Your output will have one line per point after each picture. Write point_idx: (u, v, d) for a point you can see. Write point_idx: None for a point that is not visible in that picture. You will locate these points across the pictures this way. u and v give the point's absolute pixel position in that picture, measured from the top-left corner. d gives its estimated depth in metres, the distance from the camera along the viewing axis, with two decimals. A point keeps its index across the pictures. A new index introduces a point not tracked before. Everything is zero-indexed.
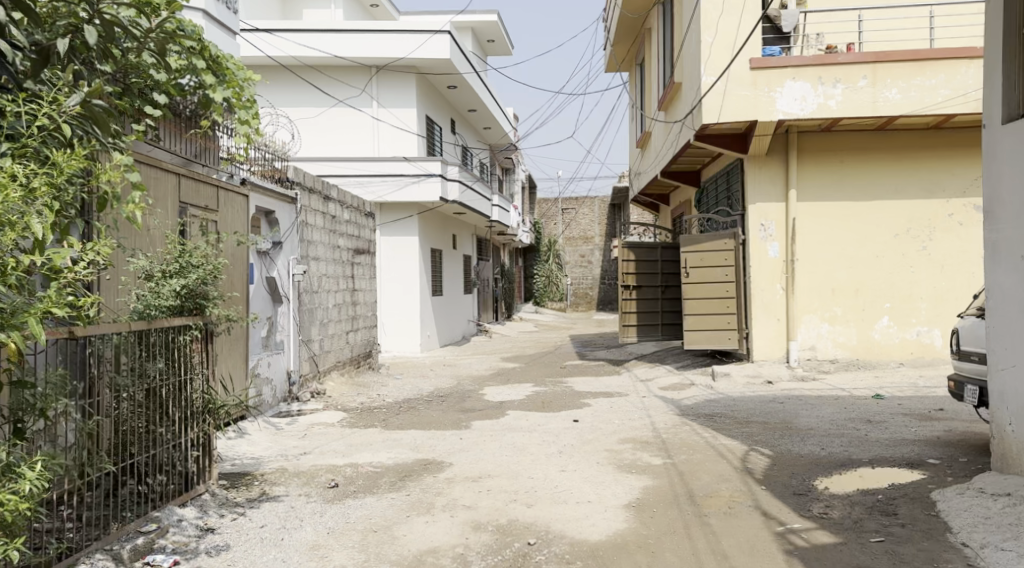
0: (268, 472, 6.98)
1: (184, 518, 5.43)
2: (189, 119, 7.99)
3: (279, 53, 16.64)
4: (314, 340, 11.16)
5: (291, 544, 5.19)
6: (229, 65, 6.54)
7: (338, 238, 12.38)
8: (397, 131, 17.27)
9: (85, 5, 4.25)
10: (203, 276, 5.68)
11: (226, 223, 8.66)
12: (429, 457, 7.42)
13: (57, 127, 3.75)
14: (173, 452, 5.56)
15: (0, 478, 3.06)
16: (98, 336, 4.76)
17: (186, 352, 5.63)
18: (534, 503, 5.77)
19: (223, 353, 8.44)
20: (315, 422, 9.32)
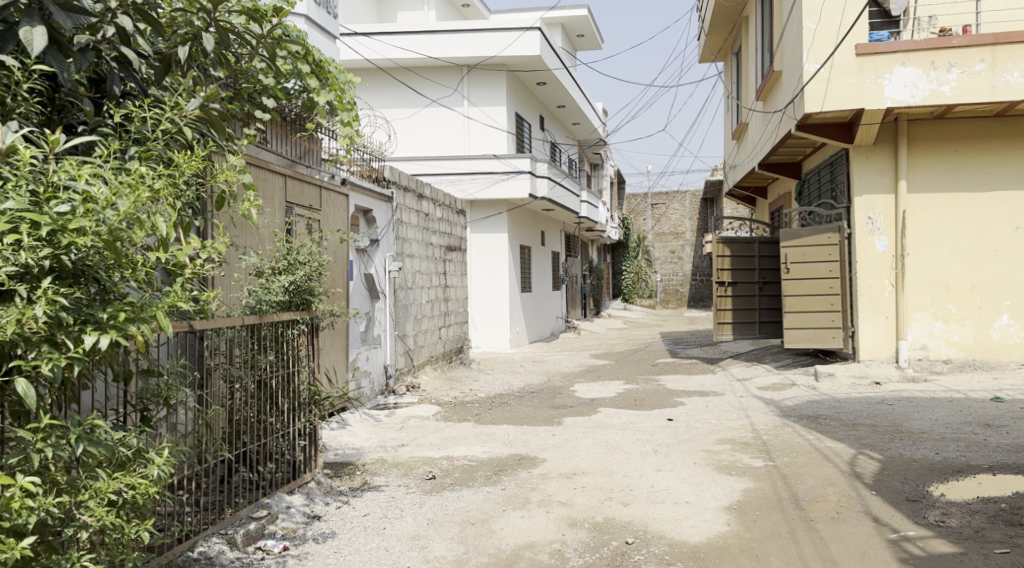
0: (367, 463, 7.16)
1: (292, 505, 5.66)
2: (294, 121, 8.28)
3: (375, 56, 17.04)
4: (409, 335, 11.40)
5: (394, 533, 5.32)
6: (330, 68, 6.73)
7: (432, 235, 12.61)
8: (488, 129, 17.41)
9: (201, 14, 4.48)
10: (309, 273, 5.90)
11: (328, 222, 8.94)
12: (523, 453, 7.47)
13: (179, 131, 3.94)
14: (282, 441, 5.80)
15: (131, 462, 3.21)
16: (214, 330, 4.95)
17: (294, 345, 5.87)
18: (631, 502, 5.74)
19: (326, 347, 8.73)
20: (412, 415, 9.51)
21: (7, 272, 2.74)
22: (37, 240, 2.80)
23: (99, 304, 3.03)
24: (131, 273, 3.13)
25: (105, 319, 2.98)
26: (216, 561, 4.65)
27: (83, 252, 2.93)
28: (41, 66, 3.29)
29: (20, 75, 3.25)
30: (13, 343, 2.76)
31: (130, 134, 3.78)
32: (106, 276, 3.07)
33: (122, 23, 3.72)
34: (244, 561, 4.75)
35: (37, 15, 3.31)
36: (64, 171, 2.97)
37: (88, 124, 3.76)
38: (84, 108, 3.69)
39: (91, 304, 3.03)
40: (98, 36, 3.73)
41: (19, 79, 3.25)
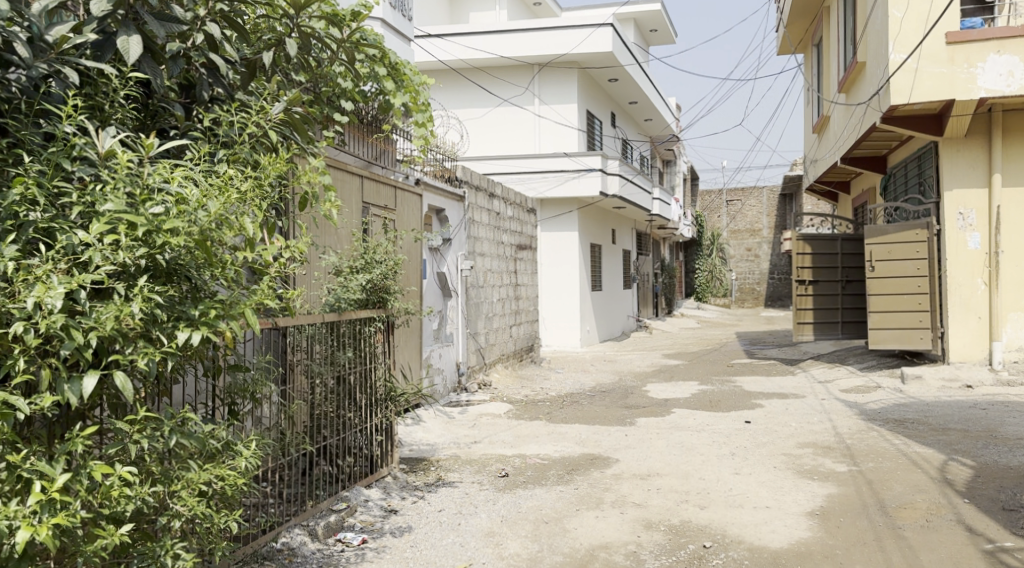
0: (441, 459, 7.24)
1: (370, 499, 5.77)
2: (371, 123, 8.44)
3: (448, 57, 17.22)
4: (481, 333, 11.48)
5: (468, 529, 5.37)
6: (406, 71, 6.84)
7: (503, 234, 12.67)
8: (559, 126, 17.34)
9: (285, 19, 4.60)
10: (385, 271, 5.97)
11: (403, 221, 9.06)
12: (596, 453, 7.43)
13: (264, 134, 4.07)
14: (360, 436, 5.93)
15: (221, 454, 3.34)
16: (296, 327, 5.07)
17: (371, 342, 5.99)
18: (708, 505, 5.66)
19: (402, 345, 8.88)
20: (484, 412, 9.57)
21: (107, 270, 2.84)
22: (134, 240, 2.91)
23: (191, 301, 3.15)
24: (220, 272, 3.25)
25: (197, 316, 3.09)
26: (299, 552, 4.78)
27: (176, 252, 3.03)
28: (136, 73, 3.42)
29: (117, 82, 3.39)
30: (112, 338, 2.86)
31: (220, 137, 3.91)
32: (197, 274, 3.18)
33: (211, 30, 3.85)
34: (325, 553, 4.86)
35: (132, 23, 3.45)
36: (158, 174, 3.08)
37: (179, 128, 3.90)
38: (176, 113, 3.83)
39: (184, 302, 3.14)
40: (188, 44, 3.87)
41: (117, 87, 3.39)
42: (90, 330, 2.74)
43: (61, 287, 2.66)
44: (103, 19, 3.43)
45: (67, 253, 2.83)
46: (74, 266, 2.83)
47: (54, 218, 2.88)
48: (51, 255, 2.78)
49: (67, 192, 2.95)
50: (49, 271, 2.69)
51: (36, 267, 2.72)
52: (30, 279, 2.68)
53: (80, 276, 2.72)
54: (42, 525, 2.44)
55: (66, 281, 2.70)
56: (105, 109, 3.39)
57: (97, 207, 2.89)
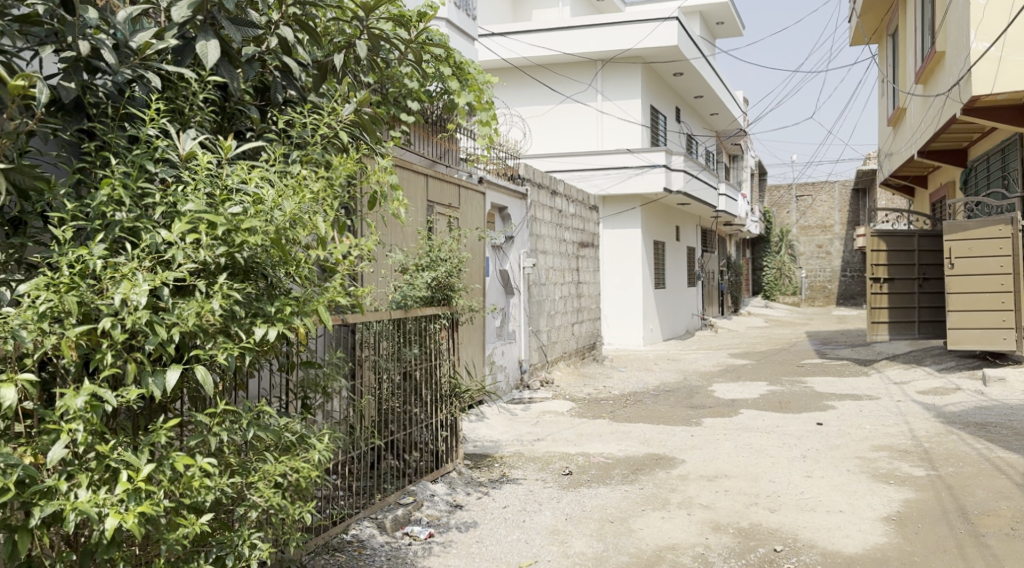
0: (505, 456, 7.28)
1: (436, 494, 5.83)
2: (436, 122, 8.54)
3: (511, 54, 17.29)
4: (542, 331, 11.49)
5: (533, 526, 5.39)
6: (470, 70, 6.86)
7: (565, 232, 12.66)
8: (623, 123, 17.19)
9: (355, 22, 4.68)
10: (450, 269, 6.01)
11: (467, 219, 9.12)
12: (661, 453, 7.37)
13: (335, 135, 4.16)
14: (426, 432, 6.01)
15: (296, 447, 3.43)
16: (364, 323, 5.16)
17: (436, 339, 6.06)
18: (778, 509, 5.56)
19: (467, 342, 8.96)
20: (547, 410, 9.59)
21: (188, 268, 2.94)
22: (214, 239, 3.00)
23: (267, 299, 3.24)
24: (295, 270, 3.33)
25: (273, 312, 3.18)
26: (367, 544, 4.87)
27: (254, 250, 3.13)
28: (214, 77, 3.52)
29: (197, 86, 3.49)
30: (193, 334, 2.95)
31: (293, 138, 4.00)
32: (273, 272, 3.27)
33: (285, 33, 3.93)
34: (393, 545, 4.94)
35: (211, 28, 3.54)
36: (236, 175, 3.18)
37: (255, 130, 4.01)
38: (251, 115, 3.93)
39: (260, 299, 3.23)
40: (263, 47, 3.96)
41: (197, 90, 3.50)
42: (172, 326, 2.82)
43: (147, 284, 2.75)
44: (183, 24, 3.54)
45: (151, 251, 2.92)
46: (158, 264, 2.92)
47: (138, 217, 2.99)
48: (137, 253, 2.87)
49: (151, 193, 3.06)
50: (135, 269, 2.78)
51: (123, 264, 2.82)
52: (117, 277, 2.77)
53: (164, 274, 2.80)
54: (128, 513, 2.54)
55: (150, 279, 2.78)
56: (185, 112, 3.50)
57: (179, 207, 2.99)
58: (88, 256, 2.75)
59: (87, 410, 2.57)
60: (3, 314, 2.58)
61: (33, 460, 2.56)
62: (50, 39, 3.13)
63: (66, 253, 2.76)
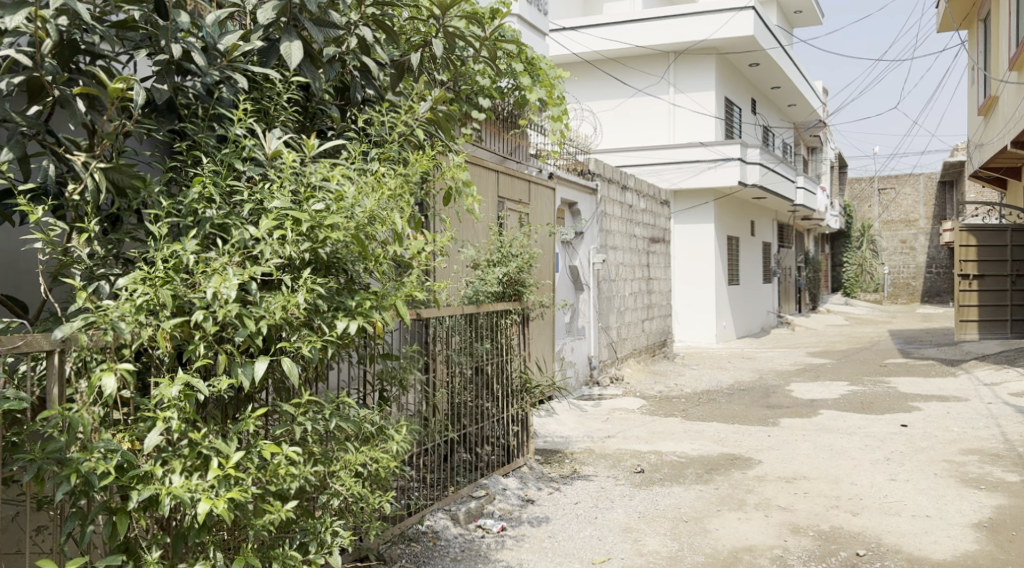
0: (575, 452, 7.28)
1: (508, 488, 5.88)
2: (507, 118, 8.57)
3: (582, 49, 17.29)
4: (612, 327, 11.43)
5: (606, 523, 5.38)
6: (542, 65, 6.87)
7: (636, 227, 12.56)
8: (696, 115, 16.88)
9: (431, 21, 4.72)
10: (522, 265, 6.03)
11: (538, 214, 9.12)
12: (736, 453, 7.26)
13: (412, 132, 4.23)
14: (497, 426, 6.07)
15: (375, 438, 3.54)
16: (437, 318, 5.22)
17: (508, 334, 6.11)
18: (860, 512, 5.42)
19: (537, 338, 8.98)
20: (617, 407, 9.54)
21: (275, 263, 3.03)
22: (299, 235, 3.09)
23: (348, 294, 3.32)
24: (375, 265, 3.40)
25: (354, 306, 3.26)
26: (442, 535, 4.94)
27: (336, 246, 3.21)
28: (298, 77, 3.62)
29: (282, 86, 3.59)
30: (279, 326, 3.04)
31: (372, 137, 4.09)
32: (353, 267, 3.34)
33: (364, 33, 3.98)
34: (467, 537, 5.00)
35: (295, 30, 3.62)
36: (319, 172, 3.26)
37: (335, 129, 4.10)
38: (332, 114, 4.02)
39: (341, 294, 3.32)
40: (344, 48, 4.01)
41: (281, 90, 3.59)
42: (261, 319, 2.92)
43: (238, 278, 2.84)
44: (269, 27, 3.64)
45: (241, 247, 3.03)
46: (246, 259, 3.02)
47: (228, 214, 3.11)
48: (227, 249, 2.98)
49: (239, 190, 3.18)
50: (226, 263, 2.87)
51: (214, 260, 2.92)
52: (209, 271, 2.87)
53: (252, 268, 2.90)
54: (219, 498, 2.63)
55: (240, 273, 2.88)
56: (270, 112, 3.61)
57: (266, 204, 3.09)
58: (181, 251, 2.86)
59: (181, 399, 2.69)
60: (104, 305, 2.68)
61: (130, 446, 2.70)
62: (144, 43, 3.28)
63: (161, 248, 2.87)
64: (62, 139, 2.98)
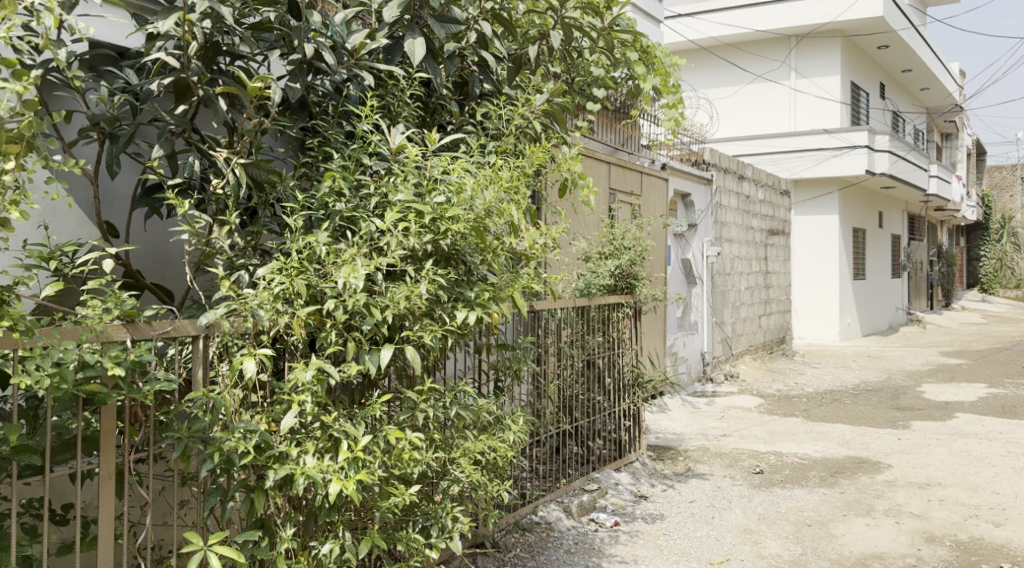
0: (689, 449, 7.16)
1: (620, 483, 5.85)
2: (619, 109, 8.47)
3: (698, 35, 16.99)
4: (727, 323, 11.17)
5: (723, 524, 5.27)
6: (657, 53, 6.74)
7: (753, 219, 12.22)
8: (819, 101, 16.20)
9: (548, 13, 4.72)
10: (634, 258, 5.95)
11: (651, 206, 9.01)
12: (863, 456, 6.97)
13: (529, 125, 4.26)
14: (610, 420, 6.05)
15: (493, 428, 3.61)
16: (548, 311, 5.22)
17: (619, 327, 6.07)
18: (1002, 523, 5.12)
19: (649, 332, 8.88)
20: (733, 405, 9.33)
21: (400, 254, 3.12)
22: (422, 227, 3.16)
23: (466, 285, 3.39)
24: (492, 257, 3.45)
25: (472, 297, 3.33)
26: (555, 526, 4.97)
27: (455, 238, 3.27)
28: (421, 73, 3.70)
29: (405, 83, 3.66)
30: (403, 316, 3.11)
31: (489, 131, 4.15)
32: (472, 258, 3.40)
33: (483, 28, 4.01)
34: (580, 530, 5.01)
35: (417, 27, 3.69)
36: (440, 166, 3.31)
37: (454, 123, 4.17)
38: (452, 109, 4.10)
39: (460, 285, 3.39)
40: (463, 43, 4.07)
41: (405, 86, 3.67)
42: (386, 308, 3.01)
43: (366, 269, 2.93)
44: (393, 25, 3.72)
45: (367, 239, 3.13)
46: (373, 251, 3.12)
47: (356, 207, 3.21)
48: (355, 241, 3.08)
49: (366, 184, 3.29)
50: (355, 254, 2.96)
51: (344, 251, 3.02)
52: (339, 262, 2.97)
53: (379, 259, 2.99)
54: (349, 479, 2.74)
55: (368, 264, 2.97)
56: (394, 108, 3.71)
57: (391, 197, 3.18)
58: (315, 242, 2.98)
59: (314, 383, 2.80)
60: (244, 294, 2.83)
61: (267, 427, 2.85)
62: (278, 43, 3.45)
63: (296, 240, 2.99)
64: (205, 136, 3.16)
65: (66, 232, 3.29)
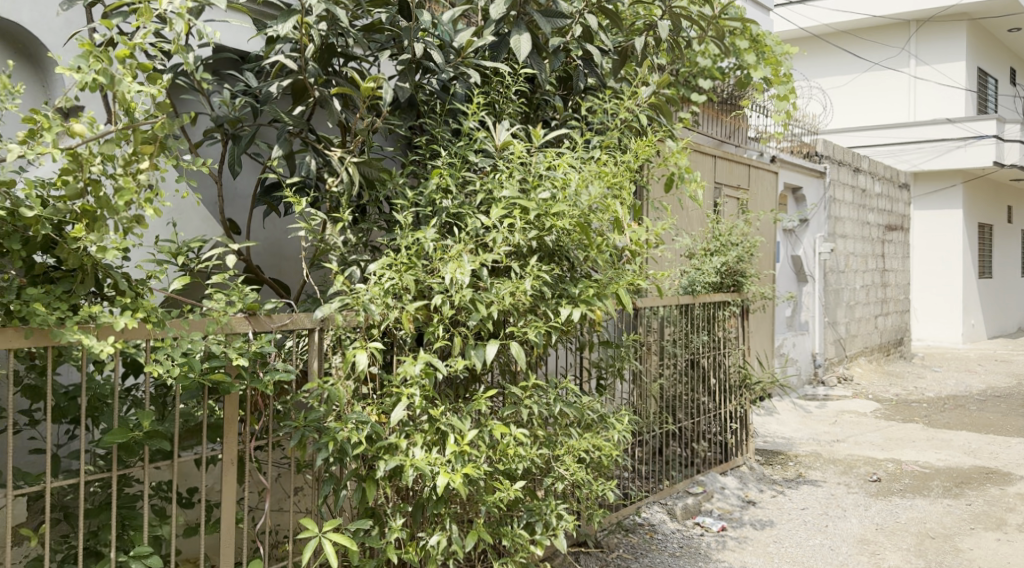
0: (800, 455, 6.92)
1: (727, 487, 5.71)
2: (727, 100, 8.24)
3: (811, 23, 16.37)
4: (840, 323, 10.75)
5: (838, 533, 5.07)
6: (768, 42, 6.53)
7: (869, 214, 11.71)
8: (941, 88, 15.46)
9: (656, 4, 4.63)
10: (742, 254, 5.79)
11: (759, 200, 8.76)
12: (991, 466, 6.58)
13: (635, 118, 4.19)
14: (715, 422, 5.92)
15: (597, 426, 3.58)
16: (650, 309, 5.12)
17: (725, 326, 5.91)
18: None
19: (757, 332, 8.63)
20: (847, 409, 8.96)
21: (505, 250, 3.13)
22: (527, 224, 3.16)
23: (570, 282, 3.37)
24: (597, 253, 3.41)
25: (577, 294, 3.30)
26: (659, 529, 4.90)
27: (560, 234, 3.26)
28: (526, 69, 3.70)
29: (510, 79, 3.67)
30: (508, 312, 3.13)
31: (594, 125, 4.12)
32: (576, 255, 3.38)
33: (589, 21, 3.96)
34: (684, 534, 4.92)
35: (524, 23, 3.69)
36: (545, 162, 3.30)
37: (559, 119, 4.17)
38: (556, 104, 4.09)
39: (564, 282, 3.38)
40: (568, 37, 4.01)
41: (510, 82, 3.68)
42: (491, 304, 3.03)
43: (472, 264, 2.96)
44: (500, 21, 3.73)
45: (473, 236, 3.16)
46: (479, 247, 3.15)
47: (462, 204, 3.25)
48: (462, 238, 3.12)
49: (472, 180, 3.32)
50: (461, 250, 2.99)
51: (451, 247, 3.06)
52: (446, 258, 3.00)
53: (484, 255, 3.01)
54: (456, 473, 2.77)
55: (474, 260, 2.99)
56: (499, 105, 3.73)
57: (496, 193, 3.20)
58: (423, 238, 3.02)
59: (422, 377, 2.85)
60: (356, 289, 2.90)
61: (378, 419, 2.91)
62: (388, 44, 3.50)
63: (405, 236, 3.04)
64: (320, 136, 3.26)
65: (191, 229, 3.45)
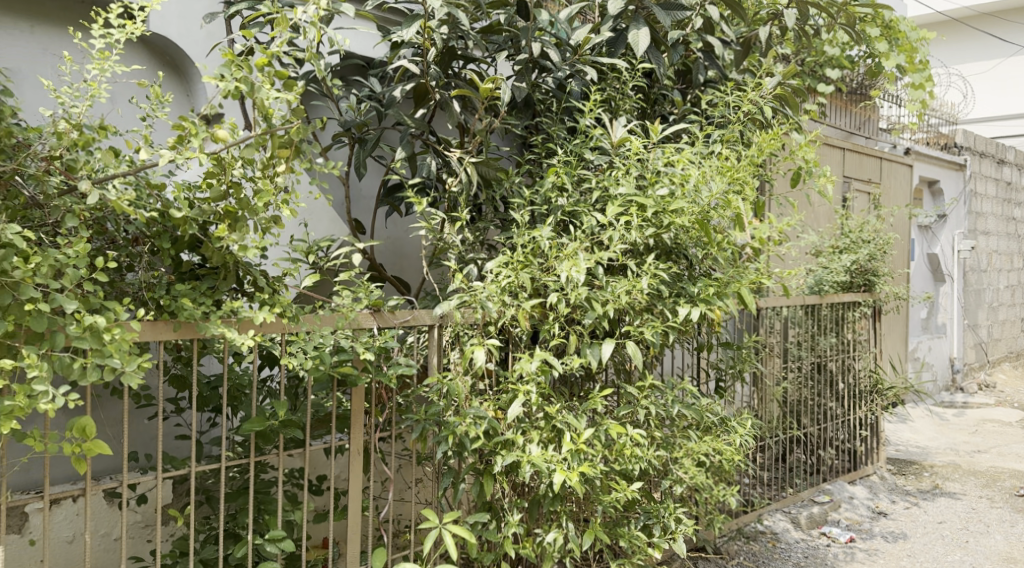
0: (936, 465, 6.54)
1: (855, 497, 5.46)
2: (857, 90, 7.89)
3: (952, 6, 15.66)
4: (982, 326, 10.11)
5: (980, 549, 4.78)
6: (901, 28, 6.20)
7: (1015, 209, 10.95)
8: None
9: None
10: (873, 252, 5.52)
11: (891, 195, 8.35)
12: None
13: (757, 111, 4.07)
14: (842, 429, 5.69)
15: (718, 429, 3.52)
16: (773, 310, 4.98)
17: (855, 327, 5.66)
18: None
19: (890, 334, 8.22)
20: (989, 418, 8.41)
21: (621, 248, 3.12)
22: (644, 221, 3.13)
23: (688, 280, 3.32)
24: (717, 251, 3.35)
25: (696, 293, 3.24)
26: (782, 537, 4.75)
27: (678, 232, 3.22)
28: (644, 64, 3.68)
29: (627, 75, 3.65)
30: (624, 310, 3.12)
31: (714, 120, 4.04)
32: (694, 253, 3.33)
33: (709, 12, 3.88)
34: (810, 543, 4.75)
35: (642, 17, 3.65)
36: (663, 159, 3.26)
37: (677, 114, 4.10)
38: (674, 99, 4.04)
39: (682, 280, 3.32)
40: (688, 30, 3.97)
41: (627, 78, 3.68)
42: (607, 302, 3.02)
43: (588, 263, 2.96)
44: (618, 16, 3.69)
45: (589, 234, 3.17)
46: (594, 245, 3.15)
47: (578, 202, 3.26)
48: (577, 235, 3.13)
49: (589, 178, 3.32)
50: (577, 249, 2.99)
51: (567, 246, 3.07)
52: (562, 256, 3.02)
53: (600, 253, 3.01)
54: (572, 471, 2.78)
55: (589, 258, 3.00)
56: (616, 101, 3.72)
57: (612, 190, 3.19)
58: (539, 236, 3.05)
59: (539, 374, 2.88)
60: (474, 287, 2.95)
61: (495, 414, 2.95)
62: (506, 44, 3.53)
63: (522, 234, 3.08)
64: (440, 137, 3.34)
65: (321, 229, 3.61)
